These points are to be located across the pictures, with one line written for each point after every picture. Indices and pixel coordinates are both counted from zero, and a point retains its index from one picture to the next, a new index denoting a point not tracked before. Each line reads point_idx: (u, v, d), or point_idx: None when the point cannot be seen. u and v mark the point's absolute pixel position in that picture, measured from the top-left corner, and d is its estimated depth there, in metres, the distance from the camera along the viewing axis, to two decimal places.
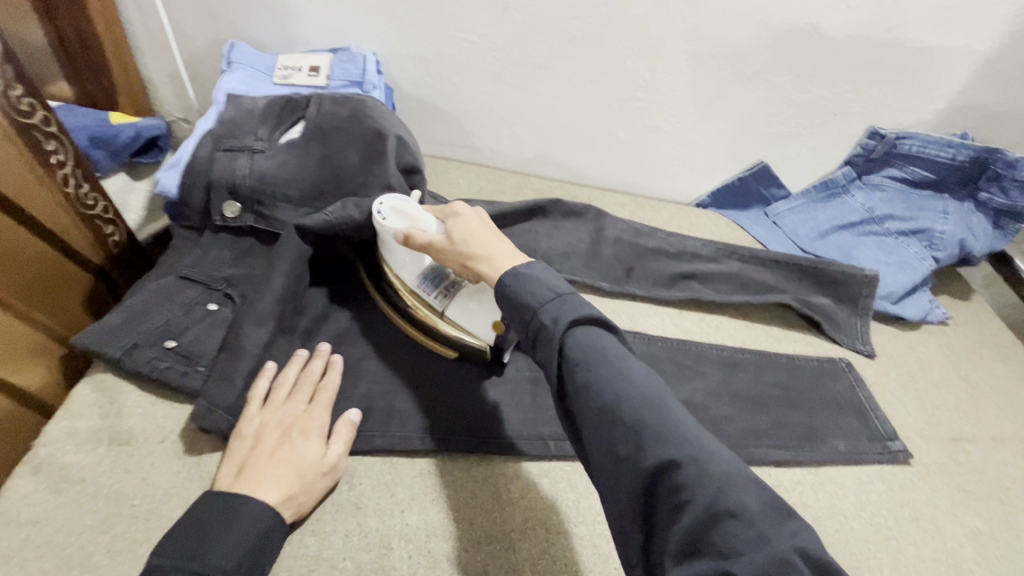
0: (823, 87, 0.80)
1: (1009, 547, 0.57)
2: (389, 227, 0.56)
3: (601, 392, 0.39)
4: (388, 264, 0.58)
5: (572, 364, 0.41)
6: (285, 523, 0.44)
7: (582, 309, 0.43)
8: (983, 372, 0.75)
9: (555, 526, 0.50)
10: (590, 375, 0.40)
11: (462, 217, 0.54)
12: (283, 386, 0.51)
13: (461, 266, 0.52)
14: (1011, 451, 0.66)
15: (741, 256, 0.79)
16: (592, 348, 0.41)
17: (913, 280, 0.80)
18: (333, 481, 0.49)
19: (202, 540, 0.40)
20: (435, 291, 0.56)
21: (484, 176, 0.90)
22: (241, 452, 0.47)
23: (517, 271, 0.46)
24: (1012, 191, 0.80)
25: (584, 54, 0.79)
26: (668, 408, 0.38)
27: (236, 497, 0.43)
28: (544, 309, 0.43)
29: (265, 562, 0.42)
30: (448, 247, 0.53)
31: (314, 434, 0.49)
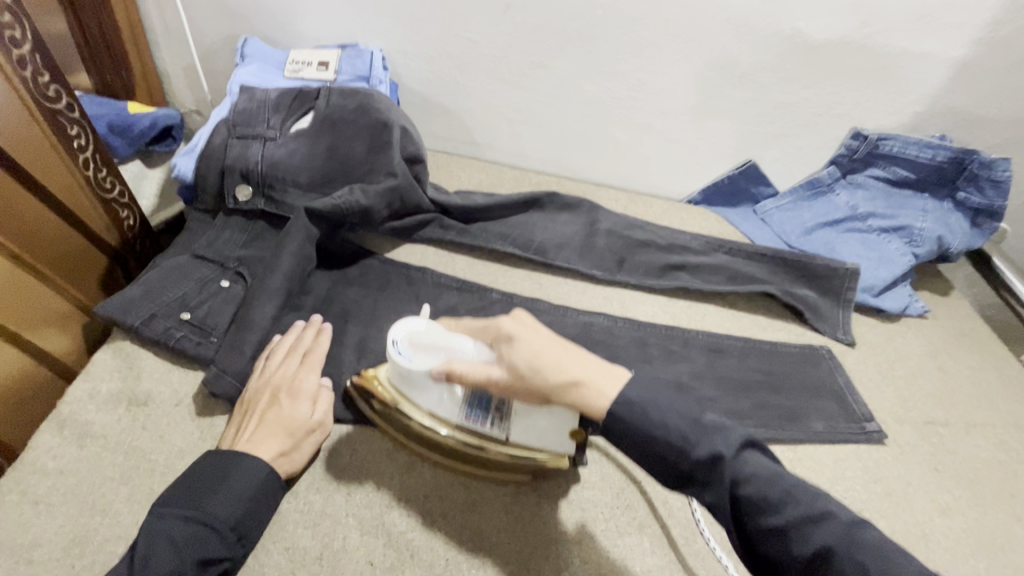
0: (809, 89, 0.84)
1: (975, 521, 0.60)
2: (418, 367, 0.50)
3: (802, 540, 0.40)
4: (418, 399, 0.51)
5: (756, 508, 0.41)
6: (279, 478, 0.47)
7: (734, 436, 0.43)
8: (960, 362, 0.78)
9: (545, 491, 0.53)
10: (783, 519, 0.40)
11: (517, 342, 0.47)
12: (276, 352, 0.54)
13: (541, 395, 0.46)
14: (982, 435, 0.69)
15: (729, 250, 0.82)
16: (773, 485, 0.41)
17: (894, 274, 0.84)
18: (323, 437, 0.51)
19: (200, 493, 0.44)
20: (489, 417, 0.50)
21: (484, 170, 0.94)
22: (240, 414, 0.50)
23: (635, 402, 0.44)
24: (987, 191, 0.84)
25: (581, 54, 0.82)
26: (866, 533, 0.40)
27: (230, 454, 0.46)
28: (696, 446, 0.43)
29: (261, 513, 0.45)
30: (513, 379, 0.46)
31: (301, 395, 0.51)
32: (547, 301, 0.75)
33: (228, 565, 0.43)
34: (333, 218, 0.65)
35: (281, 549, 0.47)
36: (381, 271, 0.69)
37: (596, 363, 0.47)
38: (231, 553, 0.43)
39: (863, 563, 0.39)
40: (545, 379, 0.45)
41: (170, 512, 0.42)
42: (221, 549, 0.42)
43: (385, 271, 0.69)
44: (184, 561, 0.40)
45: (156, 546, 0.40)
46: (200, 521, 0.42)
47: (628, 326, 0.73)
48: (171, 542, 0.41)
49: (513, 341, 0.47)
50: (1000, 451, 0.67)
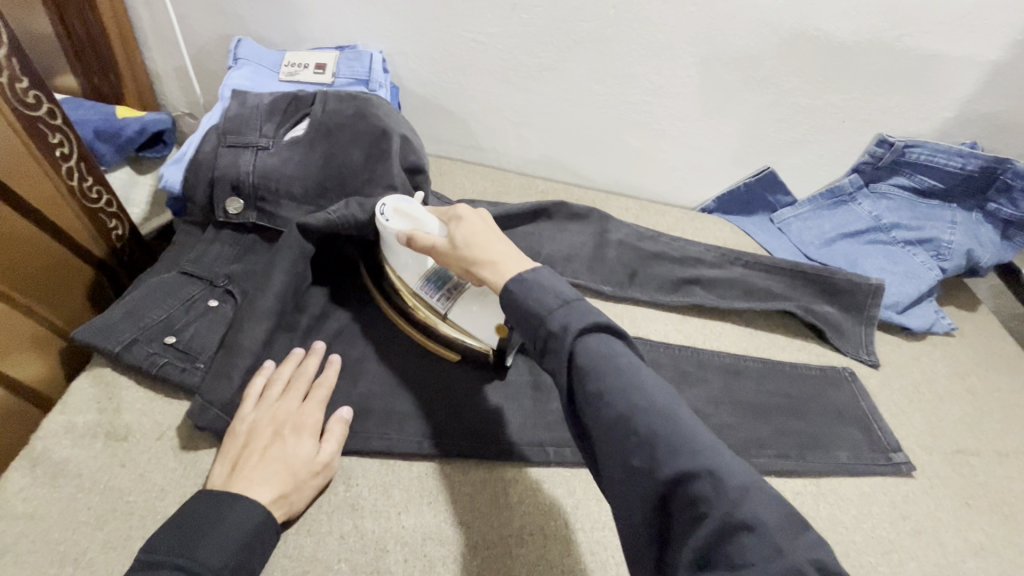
0: (832, 94, 0.79)
1: (1011, 562, 0.56)
2: (389, 228, 0.55)
3: (610, 401, 0.38)
4: (389, 264, 0.58)
5: (583, 372, 0.40)
6: (276, 523, 0.44)
7: (590, 315, 0.42)
8: (989, 385, 0.74)
9: (552, 532, 0.50)
10: (602, 384, 0.39)
11: (465, 221, 0.52)
12: (278, 384, 0.51)
13: (464, 270, 0.50)
14: (1015, 465, 0.65)
15: (745, 263, 0.78)
16: (604, 356, 0.40)
17: (919, 289, 0.80)
18: (327, 478, 0.48)
19: (190, 538, 0.40)
20: (438, 293, 0.56)
21: (488, 176, 0.90)
22: (235, 450, 0.46)
23: (522, 277, 0.45)
24: (1021, 203, 0.79)
25: (591, 55, 0.78)
26: (670, 410, 0.38)
27: (226, 495, 0.42)
28: (552, 316, 0.42)
29: (255, 562, 0.41)
30: (449, 251, 0.51)
31: (307, 432, 0.49)
32: None
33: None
34: (327, 234, 0.60)
35: None
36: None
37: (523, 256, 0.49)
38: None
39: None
40: (466, 253, 0.49)
41: (156, 561, 0.38)
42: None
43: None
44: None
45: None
46: (188, 570, 0.38)
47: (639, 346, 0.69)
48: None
49: (460, 219, 0.52)
50: None
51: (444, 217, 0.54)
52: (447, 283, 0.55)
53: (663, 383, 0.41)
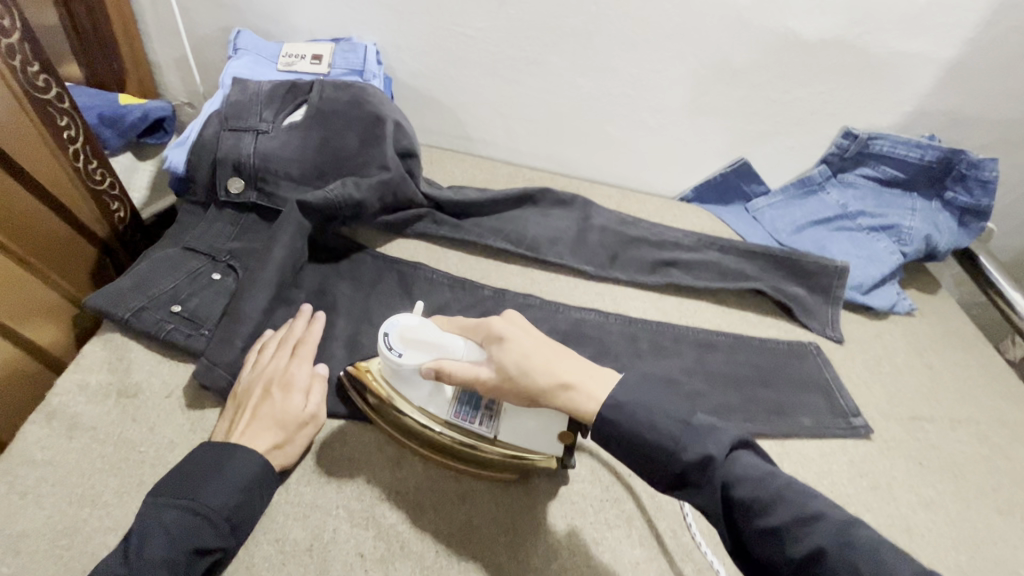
0: (801, 88, 0.84)
1: (958, 514, 0.61)
2: (409, 363, 0.50)
3: (798, 541, 0.40)
4: (408, 402, 0.52)
5: (748, 508, 0.42)
6: (273, 470, 0.47)
7: (725, 437, 0.44)
8: (945, 359, 0.79)
9: (536, 484, 0.54)
10: (776, 521, 0.41)
11: (509, 341, 0.48)
12: (268, 346, 0.54)
13: (528, 395, 0.47)
14: (966, 431, 0.70)
15: (721, 247, 0.83)
16: (764, 487, 0.42)
17: (882, 271, 0.85)
18: (317, 427, 0.52)
19: (192, 483, 0.44)
20: (479, 415, 0.51)
21: (478, 165, 0.94)
22: (232, 408, 0.50)
23: (622, 402, 0.46)
24: (976, 191, 0.85)
25: (575, 50, 0.83)
26: (854, 532, 0.40)
27: (224, 447, 0.46)
28: (685, 446, 0.44)
29: (254, 504, 0.45)
30: (500, 379, 0.47)
31: (294, 387, 0.51)
32: (539, 296, 0.75)
33: (221, 554, 0.43)
34: (324, 212, 0.64)
35: (271, 540, 0.47)
36: (373, 265, 0.69)
37: (587, 366, 0.49)
38: (225, 544, 0.43)
39: (857, 563, 0.38)
40: (532, 382, 0.47)
41: (162, 503, 0.42)
42: (216, 540, 0.43)
43: (377, 265, 0.69)
44: (179, 551, 0.40)
45: (149, 537, 0.40)
46: (193, 510, 0.42)
47: (621, 323, 0.73)
48: (165, 531, 0.41)
49: (500, 343, 0.48)
50: (983, 446, 0.69)
51: (471, 335, 0.51)
52: (483, 402, 0.51)
53: (828, 500, 0.43)
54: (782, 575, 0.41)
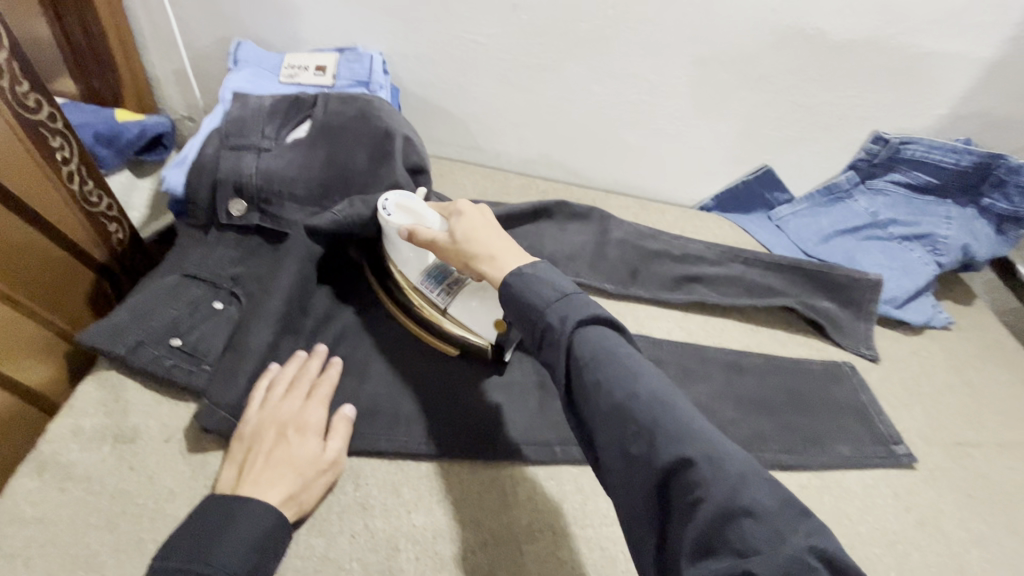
0: (828, 92, 0.80)
1: (1013, 551, 0.57)
2: (389, 223, 0.56)
3: (612, 393, 0.40)
4: (390, 260, 0.59)
5: (582, 363, 0.41)
6: (288, 524, 0.44)
7: (589, 309, 0.44)
8: (987, 377, 0.75)
9: (561, 528, 0.50)
10: (599, 374, 0.40)
11: (465, 216, 0.54)
12: (279, 384, 0.51)
13: (463, 263, 0.52)
14: (1014, 457, 0.66)
15: (745, 260, 0.79)
16: (602, 349, 0.42)
17: (917, 284, 0.80)
18: (334, 476, 0.49)
19: (203, 544, 0.40)
20: (439, 288, 0.57)
21: (489, 177, 0.90)
22: (241, 454, 0.46)
23: (521, 271, 0.47)
24: (1015, 198, 0.80)
25: (590, 56, 0.79)
26: (668, 398, 0.40)
27: (237, 500, 0.42)
28: (549, 309, 0.44)
29: (270, 563, 0.41)
30: (449, 244, 0.53)
31: (310, 432, 0.49)
32: None
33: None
34: (333, 235, 0.59)
35: None
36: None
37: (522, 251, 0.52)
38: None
39: (657, 427, 0.38)
40: (469, 250, 0.52)
41: (171, 569, 0.38)
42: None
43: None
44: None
45: None
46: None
47: (644, 344, 0.69)
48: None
49: (460, 215, 0.54)
50: None
51: (444, 213, 0.56)
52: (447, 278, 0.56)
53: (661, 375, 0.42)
54: (590, 418, 0.41)
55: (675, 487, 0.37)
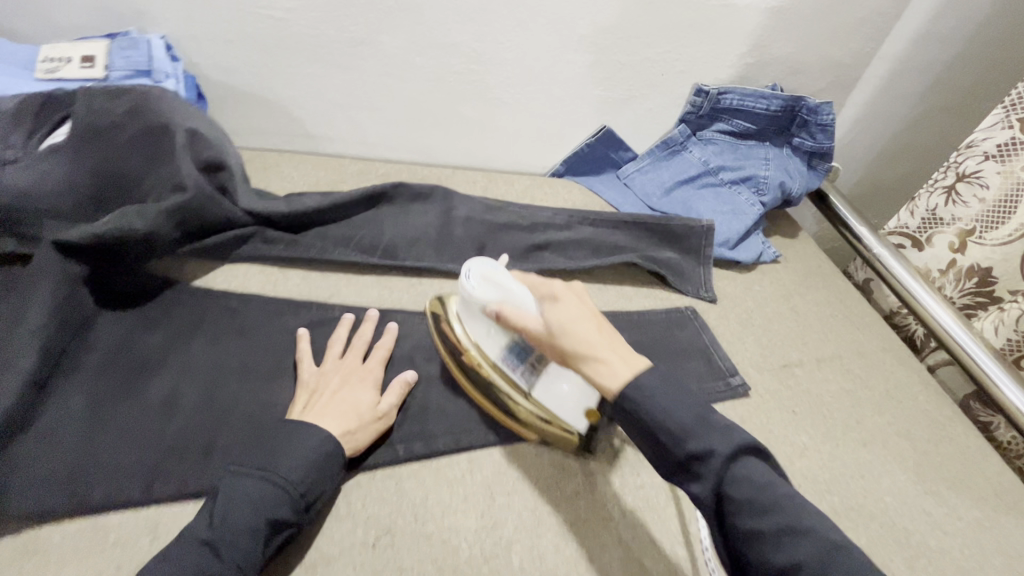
0: (648, 49, 0.82)
1: (829, 454, 0.63)
2: (478, 297, 0.54)
3: (780, 548, 0.37)
4: (467, 333, 0.56)
5: (736, 510, 0.39)
6: (344, 455, 0.48)
7: (738, 436, 0.41)
8: (809, 301, 0.83)
9: (400, 529, 0.48)
10: (766, 527, 0.38)
11: (564, 302, 0.48)
12: (338, 343, 0.58)
13: (561, 357, 0.47)
14: (831, 369, 0.73)
15: (593, 222, 0.81)
16: (759, 490, 0.39)
17: (746, 224, 0.86)
18: (387, 426, 0.53)
19: (270, 455, 0.45)
20: (524, 366, 0.54)
21: (323, 166, 0.84)
22: (307, 393, 0.52)
23: (640, 384, 0.42)
24: (818, 135, 0.89)
25: (406, 26, 0.74)
26: (847, 552, 0.37)
27: (298, 424, 0.48)
28: (691, 437, 0.41)
29: (328, 480, 0.46)
30: (544, 335, 0.48)
31: (368, 384, 0.54)
32: (402, 307, 0.67)
33: (300, 525, 0.45)
34: (103, 250, 0.52)
35: None
36: (191, 306, 0.58)
37: (624, 349, 0.46)
38: (299, 519, 0.44)
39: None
40: (564, 344, 0.46)
41: (245, 473, 0.44)
42: (291, 514, 0.44)
43: (199, 303, 0.59)
44: (259, 520, 0.42)
45: (236, 503, 0.42)
46: (273, 480, 0.44)
47: None
48: (255, 497, 0.43)
49: (560, 298, 0.48)
50: (847, 381, 0.72)
51: (537, 292, 0.51)
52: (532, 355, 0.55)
53: (823, 515, 0.40)
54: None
55: None
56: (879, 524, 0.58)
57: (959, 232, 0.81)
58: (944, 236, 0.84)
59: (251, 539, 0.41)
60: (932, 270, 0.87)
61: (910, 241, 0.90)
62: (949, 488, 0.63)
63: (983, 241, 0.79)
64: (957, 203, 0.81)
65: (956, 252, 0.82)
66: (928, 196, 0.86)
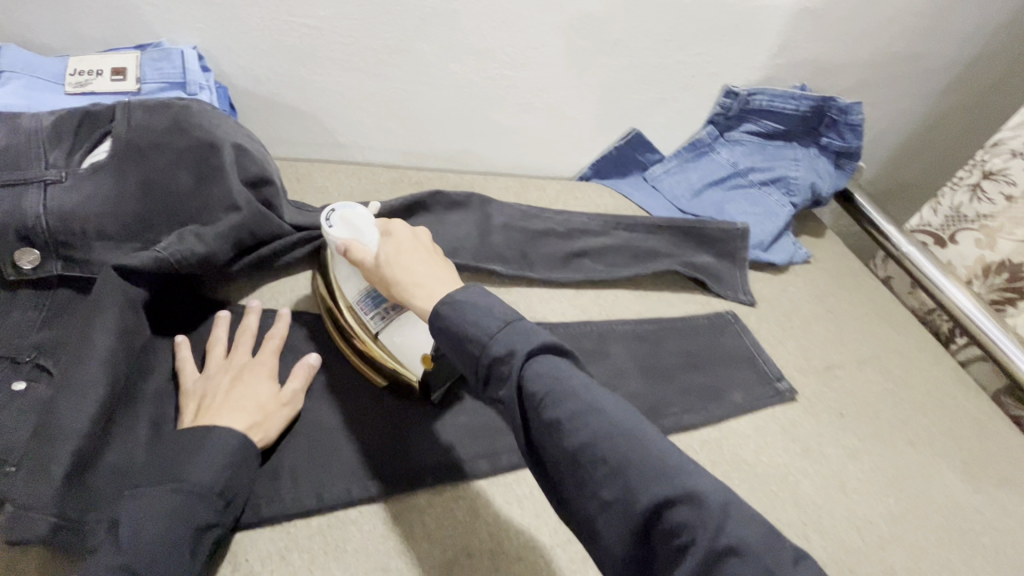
0: (680, 52, 0.82)
1: (881, 456, 0.64)
2: (333, 239, 0.56)
3: (572, 433, 0.40)
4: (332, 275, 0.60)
5: (537, 400, 0.41)
6: (255, 448, 0.49)
7: (536, 337, 0.44)
8: (844, 301, 0.83)
9: (477, 548, 0.51)
10: (558, 412, 0.40)
11: (397, 239, 0.54)
12: (221, 341, 0.56)
13: (388, 287, 0.53)
14: (871, 369, 0.74)
15: (627, 226, 0.81)
16: (553, 380, 0.42)
17: (778, 226, 0.87)
18: (294, 412, 0.54)
19: (175, 467, 0.44)
20: (376, 311, 0.56)
21: (354, 175, 0.82)
22: (195, 401, 0.51)
23: (456, 301, 0.46)
24: (846, 135, 0.89)
25: (441, 33, 0.73)
26: (635, 432, 0.40)
27: (201, 428, 0.47)
28: (494, 340, 0.43)
29: (243, 475, 0.47)
30: (377, 269, 0.53)
31: (263, 376, 0.54)
32: None
33: (221, 527, 0.45)
34: (165, 274, 0.52)
35: None
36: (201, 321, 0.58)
37: (446, 276, 0.53)
38: (221, 518, 0.45)
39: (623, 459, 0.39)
40: (389, 275, 0.53)
41: (152, 489, 0.43)
42: (213, 515, 0.44)
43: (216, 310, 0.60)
44: (179, 530, 0.42)
45: (144, 522, 0.41)
46: (185, 489, 0.43)
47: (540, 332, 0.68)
48: (169, 506, 0.42)
49: (392, 235, 0.55)
50: (889, 381, 0.73)
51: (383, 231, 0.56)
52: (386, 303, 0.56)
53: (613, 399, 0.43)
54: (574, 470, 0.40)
55: (653, 530, 0.38)
56: (936, 525, 0.59)
57: (985, 230, 0.83)
58: (967, 232, 0.85)
59: (179, 551, 0.41)
60: (956, 266, 0.88)
61: (933, 238, 0.90)
62: (996, 485, 0.64)
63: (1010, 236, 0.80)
64: (982, 200, 0.83)
65: (984, 248, 0.83)
66: (952, 194, 0.87)
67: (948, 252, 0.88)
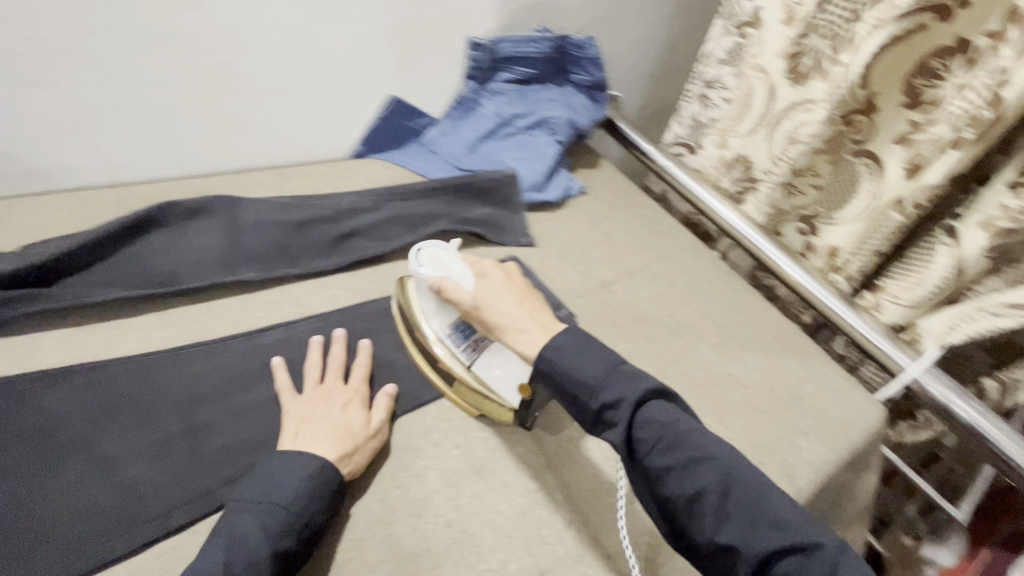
0: (409, 9, 0.80)
1: (650, 353, 0.71)
2: (425, 272, 0.59)
3: (685, 480, 0.46)
4: (416, 310, 0.62)
5: (646, 445, 0.47)
6: (342, 475, 0.51)
7: (643, 384, 0.48)
8: (615, 222, 0.90)
9: None
10: (670, 459, 0.46)
11: (489, 279, 0.57)
12: (313, 366, 0.58)
13: (486, 327, 0.56)
14: (642, 279, 0.81)
15: (401, 195, 0.79)
16: (664, 429, 0.47)
17: (549, 164, 0.91)
18: (381, 442, 0.56)
19: (265, 490, 0.48)
20: (466, 343, 0.60)
21: (62, 206, 0.70)
22: (294, 420, 0.54)
23: (555, 346, 0.51)
24: (590, 69, 0.96)
25: (121, 24, 0.63)
26: (746, 478, 0.46)
27: (294, 453, 0.50)
28: (604, 389, 0.48)
29: (322, 507, 0.49)
30: (471, 309, 0.56)
31: (355, 405, 0.57)
32: (201, 339, 0.61)
33: (303, 555, 0.47)
34: None
35: None
36: (16, 406, 0.50)
37: (541, 318, 0.55)
38: (301, 549, 0.47)
39: (734, 501, 0.45)
40: (487, 316, 0.55)
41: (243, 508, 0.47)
42: (293, 544, 0.46)
43: (24, 386, 0.52)
44: (262, 551, 0.45)
45: (244, 541, 0.45)
46: (274, 506, 0.47)
47: (313, 326, 0.64)
48: (261, 529, 0.46)
49: (490, 275, 0.57)
50: (656, 284, 0.81)
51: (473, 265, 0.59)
52: (474, 335, 0.60)
53: (723, 444, 0.48)
54: (691, 513, 0.46)
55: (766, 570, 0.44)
56: (696, 397, 0.67)
57: (721, 131, 0.93)
58: (711, 138, 0.95)
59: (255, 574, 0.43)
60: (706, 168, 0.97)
61: (687, 148, 1.01)
62: (744, 349, 0.75)
63: (738, 130, 0.89)
64: (711, 105, 0.94)
65: (722, 148, 0.93)
66: (688, 104, 0.97)
67: (699, 157, 0.98)
